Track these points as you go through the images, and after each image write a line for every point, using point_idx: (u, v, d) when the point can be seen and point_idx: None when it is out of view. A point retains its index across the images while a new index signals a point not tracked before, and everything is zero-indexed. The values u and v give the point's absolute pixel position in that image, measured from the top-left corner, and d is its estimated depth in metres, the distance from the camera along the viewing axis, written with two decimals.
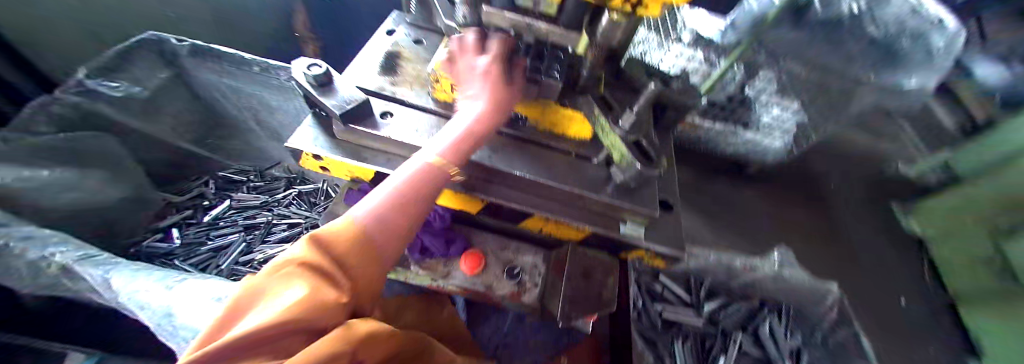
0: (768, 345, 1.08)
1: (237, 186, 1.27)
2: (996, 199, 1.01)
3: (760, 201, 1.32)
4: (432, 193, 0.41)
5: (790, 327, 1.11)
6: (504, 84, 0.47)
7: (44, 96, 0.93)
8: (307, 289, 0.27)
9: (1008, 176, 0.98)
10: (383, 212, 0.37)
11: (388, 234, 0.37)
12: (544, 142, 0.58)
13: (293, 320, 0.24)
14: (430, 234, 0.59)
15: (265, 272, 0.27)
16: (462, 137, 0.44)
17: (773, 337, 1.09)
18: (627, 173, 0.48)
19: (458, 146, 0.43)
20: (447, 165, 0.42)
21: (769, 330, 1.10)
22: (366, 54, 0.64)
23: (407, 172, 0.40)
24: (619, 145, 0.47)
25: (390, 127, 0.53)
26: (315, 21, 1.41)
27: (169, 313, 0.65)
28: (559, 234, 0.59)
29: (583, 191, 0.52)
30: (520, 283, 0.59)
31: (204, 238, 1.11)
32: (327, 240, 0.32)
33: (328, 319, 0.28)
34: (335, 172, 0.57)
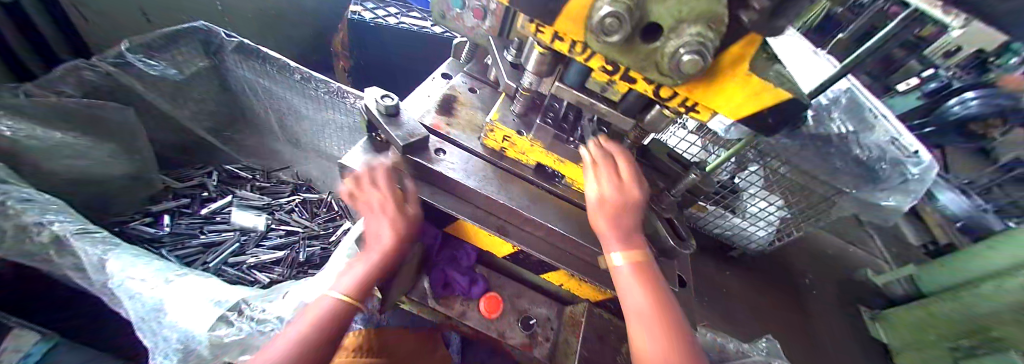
0: None
1: (240, 183, 1.24)
2: (984, 321, 1.13)
3: (739, 283, 1.49)
4: (340, 330, 0.44)
5: None
6: (399, 214, 0.49)
7: (80, 61, 0.93)
8: None
9: (991, 305, 1.11)
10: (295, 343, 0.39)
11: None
12: (577, 201, 0.62)
13: None
14: (456, 271, 0.61)
15: None
16: (366, 272, 0.47)
17: None
18: (659, 247, 0.53)
19: (362, 279, 0.46)
20: (350, 301, 0.45)
21: None
22: (422, 93, 0.70)
23: (315, 311, 0.43)
24: (652, 219, 0.52)
25: (444, 164, 0.56)
26: (354, 42, 1.49)
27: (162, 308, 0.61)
28: (577, 290, 0.63)
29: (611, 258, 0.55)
30: (532, 334, 0.62)
31: (197, 231, 1.06)
32: None
33: None
34: None
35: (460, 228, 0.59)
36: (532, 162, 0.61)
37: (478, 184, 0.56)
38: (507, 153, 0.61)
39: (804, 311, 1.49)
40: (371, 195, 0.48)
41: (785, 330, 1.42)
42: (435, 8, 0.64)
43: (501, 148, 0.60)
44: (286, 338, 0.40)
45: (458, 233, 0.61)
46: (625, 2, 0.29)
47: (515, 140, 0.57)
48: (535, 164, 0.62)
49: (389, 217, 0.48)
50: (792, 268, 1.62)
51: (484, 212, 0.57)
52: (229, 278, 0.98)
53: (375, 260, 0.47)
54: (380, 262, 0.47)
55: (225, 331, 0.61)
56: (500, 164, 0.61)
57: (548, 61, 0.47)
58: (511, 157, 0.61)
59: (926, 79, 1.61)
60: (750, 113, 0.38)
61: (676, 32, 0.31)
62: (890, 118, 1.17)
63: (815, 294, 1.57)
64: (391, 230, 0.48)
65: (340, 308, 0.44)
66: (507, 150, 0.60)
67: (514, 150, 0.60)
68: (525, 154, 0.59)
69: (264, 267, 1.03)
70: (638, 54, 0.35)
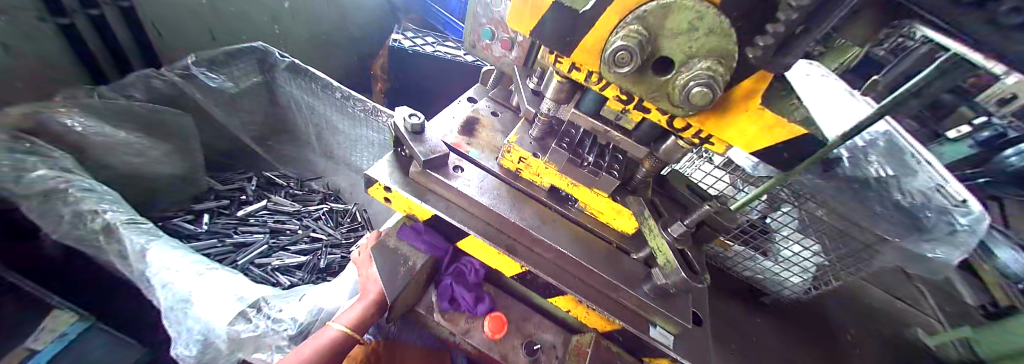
0: None
1: (276, 189, 1.32)
2: None
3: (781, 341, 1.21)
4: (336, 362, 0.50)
5: None
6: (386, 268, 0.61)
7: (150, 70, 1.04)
8: None
9: None
10: None
11: None
12: (587, 225, 0.62)
13: None
14: (462, 287, 0.61)
15: None
16: (364, 309, 0.56)
17: None
18: (670, 278, 0.51)
19: (360, 314, 0.55)
20: (350, 333, 0.53)
21: None
22: (449, 114, 0.75)
23: (318, 342, 0.51)
24: (665, 250, 0.51)
25: (459, 180, 0.59)
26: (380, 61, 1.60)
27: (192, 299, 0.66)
28: (583, 317, 0.61)
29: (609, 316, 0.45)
30: (536, 360, 0.60)
31: (230, 231, 1.13)
32: None
33: None
34: (394, 206, 0.61)
35: (470, 244, 0.60)
36: (546, 185, 0.62)
37: (490, 203, 0.58)
38: (523, 174, 0.63)
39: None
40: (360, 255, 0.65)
41: None
42: (467, 38, 0.70)
43: (517, 169, 0.62)
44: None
45: (468, 251, 0.61)
46: (637, 38, 0.31)
47: (531, 162, 0.59)
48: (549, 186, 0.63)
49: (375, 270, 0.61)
50: (830, 323, 1.38)
51: (494, 229, 0.57)
52: (254, 277, 1.03)
53: (367, 301, 0.57)
54: (372, 301, 0.57)
55: (242, 327, 0.64)
56: (514, 184, 0.63)
57: (567, 88, 0.49)
58: (526, 178, 0.62)
59: (978, 128, 1.44)
60: (761, 147, 0.38)
61: (687, 65, 0.33)
62: (932, 161, 1.11)
63: (858, 353, 1.32)
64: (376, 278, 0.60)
65: (341, 339, 0.53)
66: (522, 170, 0.62)
67: (529, 172, 0.61)
68: (540, 176, 0.61)
69: (286, 270, 1.07)
70: (650, 84, 0.36)
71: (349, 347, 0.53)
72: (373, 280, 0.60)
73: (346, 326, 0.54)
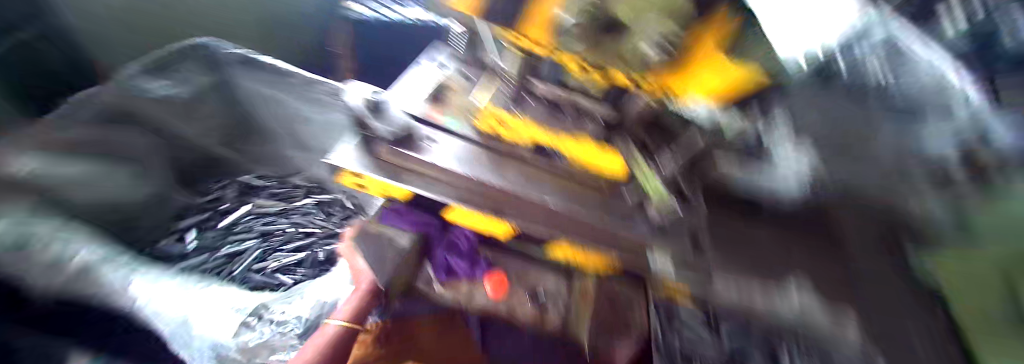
0: None
1: (257, 191, 1.26)
2: None
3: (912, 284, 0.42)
4: (341, 355, 0.53)
5: None
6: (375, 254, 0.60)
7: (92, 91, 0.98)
8: None
9: None
10: None
11: None
12: (575, 174, 0.57)
13: None
14: (456, 255, 0.62)
15: None
16: (359, 299, 0.58)
17: None
18: (662, 213, 0.52)
19: (357, 304, 0.57)
20: (351, 324, 0.56)
21: None
22: (413, 82, 0.68)
23: (321, 338, 0.54)
24: (659, 188, 0.53)
25: (434, 152, 0.56)
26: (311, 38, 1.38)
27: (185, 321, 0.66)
28: (582, 264, 0.60)
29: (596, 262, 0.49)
30: (542, 308, 0.62)
31: (219, 243, 1.11)
32: None
33: None
34: (370, 190, 0.59)
35: (454, 212, 0.57)
36: (527, 143, 0.59)
37: (471, 171, 0.55)
38: (500, 136, 0.60)
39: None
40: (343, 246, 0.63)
41: None
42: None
43: (495, 131, 0.60)
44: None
45: (455, 222, 0.59)
46: (589, 11, 0.38)
47: (510, 125, 0.59)
48: (532, 144, 0.60)
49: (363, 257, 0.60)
50: None
51: (477, 193, 0.55)
52: (257, 283, 1.04)
53: (363, 290, 0.58)
54: (367, 289, 0.58)
55: (249, 335, 0.65)
56: (492, 147, 0.59)
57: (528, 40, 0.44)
58: (504, 139, 0.60)
59: None
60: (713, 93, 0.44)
61: (640, 26, 0.39)
62: None
63: None
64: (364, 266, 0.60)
65: (342, 333, 0.55)
66: (499, 133, 0.60)
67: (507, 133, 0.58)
68: (519, 136, 0.59)
69: (286, 270, 1.07)
70: (606, 47, 0.42)
71: (352, 337, 0.56)
72: (362, 268, 0.60)
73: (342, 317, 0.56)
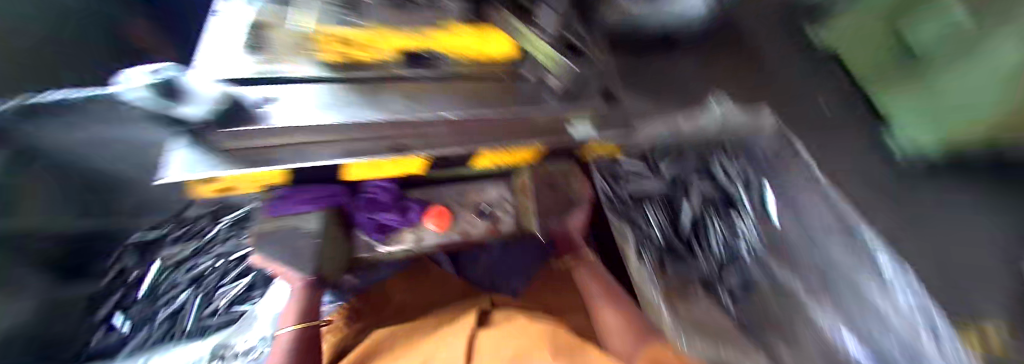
0: (723, 180, 0.83)
1: (158, 244, 0.94)
2: None
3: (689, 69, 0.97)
4: (314, 353, 0.48)
5: (738, 160, 0.82)
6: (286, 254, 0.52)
7: None
8: None
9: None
10: None
11: None
12: (467, 73, 0.51)
13: None
14: (382, 212, 0.56)
15: None
16: (296, 302, 0.52)
17: (725, 173, 0.83)
18: (561, 78, 0.51)
19: (298, 307, 0.51)
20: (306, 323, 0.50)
21: (720, 166, 0.83)
22: (217, 35, 0.49)
23: (280, 348, 0.47)
24: (543, 50, 0.50)
25: (280, 114, 0.41)
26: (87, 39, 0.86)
27: None
28: (510, 162, 0.57)
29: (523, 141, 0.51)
30: (492, 219, 0.62)
31: (149, 314, 0.86)
32: None
33: None
34: (239, 187, 0.49)
35: (353, 170, 0.49)
36: (393, 55, 0.47)
37: (347, 119, 0.43)
38: (358, 60, 0.46)
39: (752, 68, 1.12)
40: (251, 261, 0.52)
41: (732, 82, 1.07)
42: None
43: (345, 59, 0.45)
44: None
45: (360, 178, 0.52)
46: None
47: (360, 40, 0.43)
48: (400, 56, 0.47)
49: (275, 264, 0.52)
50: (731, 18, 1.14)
51: (379, 139, 0.47)
52: (217, 327, 0.87)
53: (298, 288, 0.53)
54: (302, 285, 0.53)
55: None
56: (355, 79, 0.47)
57: None
58: (366, 63, 0.46)
59: None
60: None
61: None
62: None
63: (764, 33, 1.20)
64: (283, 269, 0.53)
65: (306, 331, 0.49)
66: (352, 58, 0.45)
67: (363, 50, 0.44)
68: (377, 52, 0.45)
69: (242, 299, 0.91)
70: None
71: (313, 332, 0.50)
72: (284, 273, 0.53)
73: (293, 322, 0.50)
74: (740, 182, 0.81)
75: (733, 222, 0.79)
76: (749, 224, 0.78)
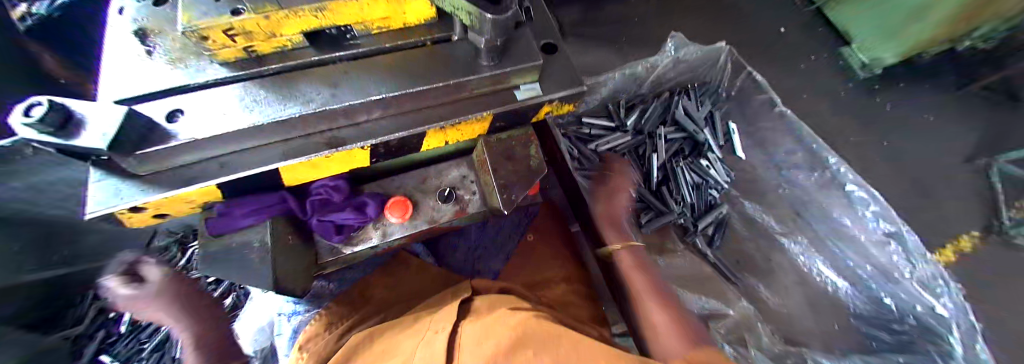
0: (685, 121, 0.92)
1: None
2: None
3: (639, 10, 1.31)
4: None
5: (697, 98, 0.95)
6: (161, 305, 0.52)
7: None
8: None
9: None
10: None
11: None
12: (391, 46, 0.46)
13: None
14: (335, 213, 0.52)
15: None
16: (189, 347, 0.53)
17: (688, 115, 0.92)
18: (488, 35, 0.39)
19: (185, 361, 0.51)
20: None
21: (683, 110, 0.93)
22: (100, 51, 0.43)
23: None
24: (460, 4, 0.36)
25: (188, 126, 0.38)
26: (5, 90, 0.78)
27: None
28: (463, 137, 0.53)
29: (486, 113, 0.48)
30: (459, 202, 0.57)
31: (138, 348, 0.88)
32: None
33: None
34: (176, 211, 0.46)
35: (288, 172, 0.45)
36: (296, 38, 0.42)
37: (267, 117, 0.39)
38: (260, 51, 0.42)
39: (703, 5, 1.37)
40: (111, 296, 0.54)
41: (683, 22, 1.33)
42: None
43: (246, 49, 0.41)
44: None
45: (301, 179, 0.49)
46: None
47: (246, 31, 0.37)
48: (302, 36, 0.42)
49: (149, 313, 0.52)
50: None
51: (316, 134, 0.45)
52: None
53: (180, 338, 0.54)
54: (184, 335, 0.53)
55: None
56: (269, 72, 0.43)
57: None
58: (270, 53, 0.42)
59: None
60: None
61: None
62: None
63: None
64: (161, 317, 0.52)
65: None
66: (250, 44, 0.40)
67: (263, 40, 0.40)
68: (276, 36, 0.40)
69: None
70: None
71: None
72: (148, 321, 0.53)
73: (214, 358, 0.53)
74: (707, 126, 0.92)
75: (700, 164, 0.91)
76: (715, 159, 0.91)
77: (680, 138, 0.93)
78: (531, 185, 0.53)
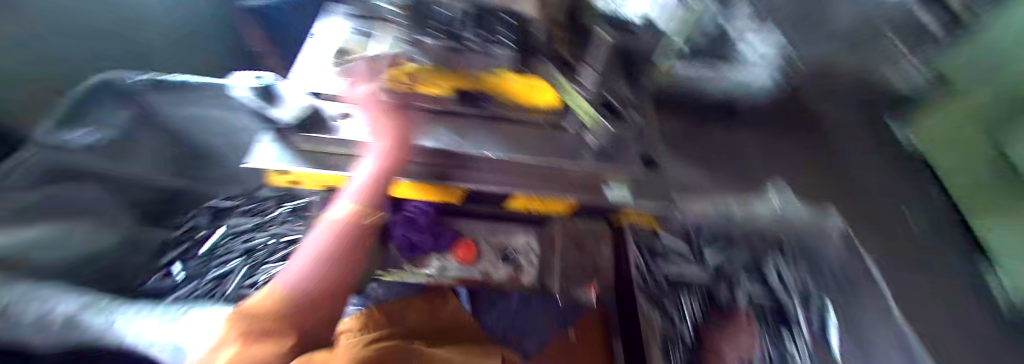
0: (776, 288, 0.73)
1: (229, 213, 1.16)
2: None
3: None
4: (355, 252, 0.45)
5: (796, 269, 0.70)
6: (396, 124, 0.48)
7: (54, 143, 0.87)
8: (239, 344, 0.32)
9: None
10: (308, 274, 0.41)
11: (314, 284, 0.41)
12: (518, 118, 0.54)
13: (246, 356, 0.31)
14: (416, 232, 0.59)
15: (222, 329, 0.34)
16: (368, 183, 0.45)
17: (780, 282, 0.72)
18: (600, 137, 0.49)
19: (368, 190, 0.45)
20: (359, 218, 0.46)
21: (776, 275, 0.73)
22: (309, 55, 0.59)
23: (322, 235, 0.44)
24: (587, 110, 0.47)
25: (350, 131, 0.49)
26: None
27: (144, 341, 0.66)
28: (548, 210, 0.56)
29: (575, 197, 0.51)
30: (515, 265, 0.61)
31: (205, 270, 1.04)
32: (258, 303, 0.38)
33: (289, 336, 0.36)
34: (308, 185, 0.52)
35: (398, 188, 0.53)
36: (449, 91, 0.53)
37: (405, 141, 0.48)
38: (419, 91, 0.53)
39: None
40: (359, 91, 0.49)
41: None
42: None
43: (410, 87, 0.52)
44: (303, 256, 0.43)
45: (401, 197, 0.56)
46: None
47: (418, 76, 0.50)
48: (455, 92, 0.53)
49: (382, 122, 0.47)
50: None
51: (428, 165, 0.52)
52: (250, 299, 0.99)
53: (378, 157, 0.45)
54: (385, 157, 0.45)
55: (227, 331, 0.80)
56: (418, 107, 0.53)
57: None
58: (425, 94, 0.53)
59: None
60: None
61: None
62: None
63: None
64: (389, 132, 0.46)
65: (349, 228, 0.45)
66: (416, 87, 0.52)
67: (424, 86, 0.52)
68: (438, 87, 0.52)
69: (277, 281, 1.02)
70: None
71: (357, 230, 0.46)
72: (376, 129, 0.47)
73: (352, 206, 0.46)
74: (799, 300, 0.68)
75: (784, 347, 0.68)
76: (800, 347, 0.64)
77: (768, 303, 0.73)
78: (590, 283, 0.63)
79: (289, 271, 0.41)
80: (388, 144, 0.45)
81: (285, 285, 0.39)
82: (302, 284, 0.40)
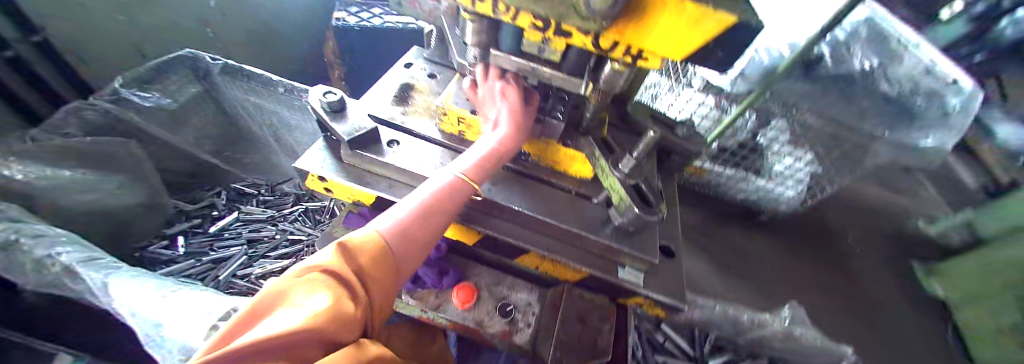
0: None
1: (247, 199, 1.24)
2: None
3: None
4: (452, 211, 0.38)
5: None
6: (522, 112, 0.45)
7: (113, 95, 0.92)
8: (330, 295, 0.23)
9: None
10: (408, 224, 0.33)
11: (409, 243, 0.33)
12: (548, 180, 0.58)
13: (316, 331, 0.20)
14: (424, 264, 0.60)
15: (278, 279, 0.23)
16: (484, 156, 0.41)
17: None
18: (626, 217, 0.48)
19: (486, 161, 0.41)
20: (471, 182, 0.39)
21: None
22: (380, 85, 0.65)
23: (434, 186, 0.37)
24: (617, 188, 0.47)
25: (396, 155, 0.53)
26: None
27: (133, 312, 0.64)
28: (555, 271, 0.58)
29: (587, 268, 0.51)
30: (511, 321, 0.59)
31: (206, 249, 1.10)
32: (358, 245, 0.29)
33: (347, 330, 0.23)
34: (339, 195, 0.56)
35: None
36: None
37: None
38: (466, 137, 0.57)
39: None
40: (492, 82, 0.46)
41: None
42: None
43: (460, 132, 0.56)
44: (403, 207, 0.35)
45: None
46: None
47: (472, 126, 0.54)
48: None
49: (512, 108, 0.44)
50: (824, 220, 1.09)
51: None
52: (237, 289, 1.01)
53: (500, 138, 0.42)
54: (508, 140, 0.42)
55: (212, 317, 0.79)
56: (459, 149, 0.56)
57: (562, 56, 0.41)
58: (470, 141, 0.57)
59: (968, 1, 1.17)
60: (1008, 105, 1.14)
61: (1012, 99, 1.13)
62: (922, 43, 0.85)
63: None
64: (512, 118, 0.43)
65: (460, 188, 0.38)
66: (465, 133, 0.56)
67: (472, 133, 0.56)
68: None
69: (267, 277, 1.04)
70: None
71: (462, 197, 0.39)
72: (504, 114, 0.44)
73: (468, 172, 0.40)
74: None
75: None
76: None
77: None
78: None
79: (385, 218, 0.32)
80: (512, 132, 0.43)
81: (386, 236, 0.31)
82: (402, 244, 0.32)
